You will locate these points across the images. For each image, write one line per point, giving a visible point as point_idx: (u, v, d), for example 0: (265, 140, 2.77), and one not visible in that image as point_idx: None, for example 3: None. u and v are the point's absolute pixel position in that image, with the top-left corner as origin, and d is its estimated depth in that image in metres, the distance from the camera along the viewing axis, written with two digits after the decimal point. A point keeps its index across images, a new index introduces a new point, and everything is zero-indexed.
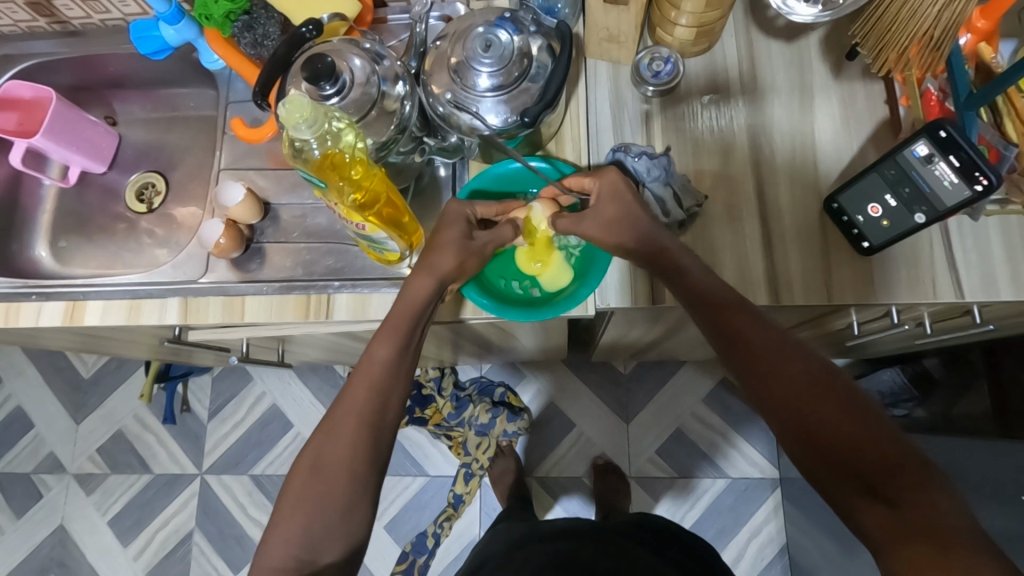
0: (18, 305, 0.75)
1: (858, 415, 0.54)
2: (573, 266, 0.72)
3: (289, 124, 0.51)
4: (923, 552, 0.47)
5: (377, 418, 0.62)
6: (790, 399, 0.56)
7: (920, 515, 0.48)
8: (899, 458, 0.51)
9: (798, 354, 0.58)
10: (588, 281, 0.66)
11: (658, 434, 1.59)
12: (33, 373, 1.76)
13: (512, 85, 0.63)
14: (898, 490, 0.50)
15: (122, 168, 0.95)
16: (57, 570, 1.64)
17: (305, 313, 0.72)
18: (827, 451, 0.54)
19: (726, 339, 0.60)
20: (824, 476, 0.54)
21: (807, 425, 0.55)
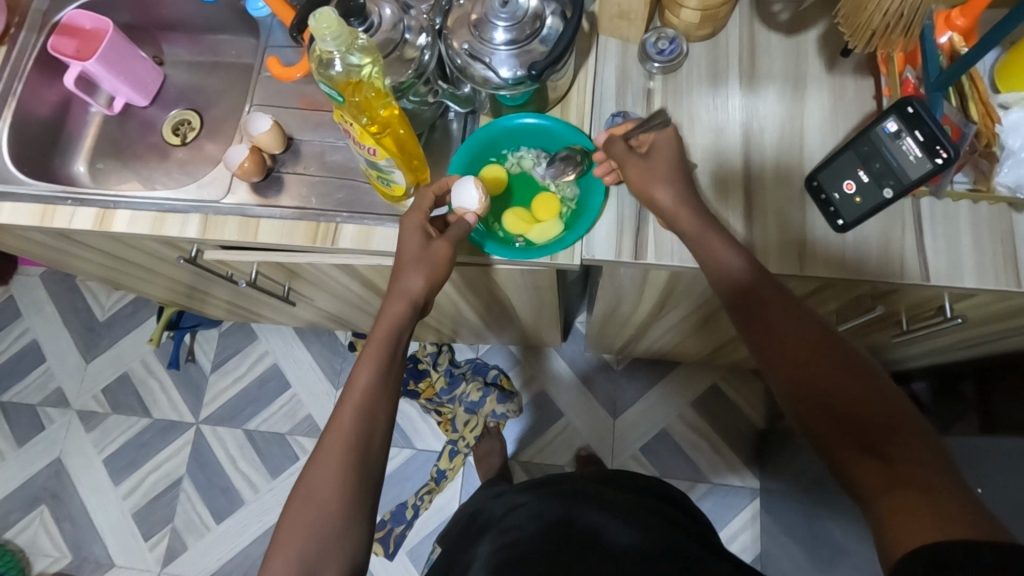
0: (54, 208, 0.81)
1: (859, 379, 0.57)
2: (564, 217, 0.76)
3: (316, 35, 0.57)
4: (912, 499, 0.49)
5: (372, 414, 0.67)
6: (797, 359, 0.59)
7: (907, 467, 0.51)
8: (889, 419, 0.54)
9: (805, 322, 0.61)
10: (576, 228, 0.73)
11: (644, 432, 1.61)
12: (53, 311, 1.85)
13: (523, 42, 0.69)
14: (890, 443, 0.52)
15: (162, 104, 1.02)
16: (48, 501, 1.69)
17: (313, 238, 0.77)
18: (831, 410, 0.56)
19: (747, 302, 0.64)
20: (823, 429, 0.56)
21: (808, 385, 0.58)
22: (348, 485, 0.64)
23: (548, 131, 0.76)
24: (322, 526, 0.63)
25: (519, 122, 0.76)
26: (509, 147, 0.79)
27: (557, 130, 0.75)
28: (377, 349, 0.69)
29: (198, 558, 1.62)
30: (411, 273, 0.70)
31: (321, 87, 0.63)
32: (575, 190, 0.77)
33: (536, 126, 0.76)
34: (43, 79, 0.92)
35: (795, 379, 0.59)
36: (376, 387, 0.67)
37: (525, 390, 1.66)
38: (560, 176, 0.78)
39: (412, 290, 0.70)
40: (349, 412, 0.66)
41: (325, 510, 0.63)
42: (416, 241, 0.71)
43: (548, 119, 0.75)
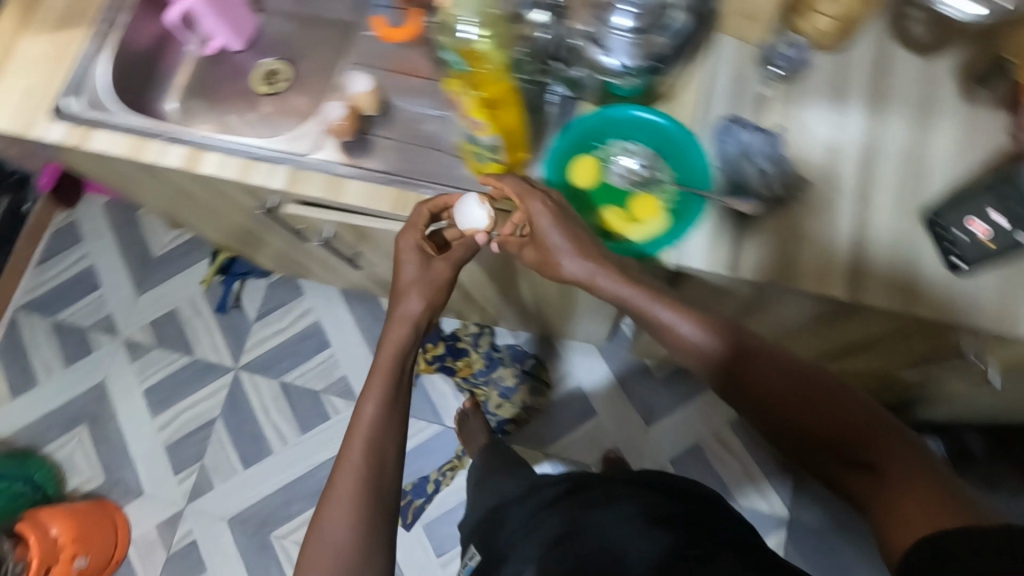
0: (146, 142, 0.82)
1: (824, 397, 0.62)
2: (666, 216, 0.69)
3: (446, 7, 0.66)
4: (905, 502, 0.55)
5: (377, 450, 0.71)
6: (766, 401, 0.64)
7: (902, 478, 0.56)
8: (875, 434, 0.59)
9: (760, 361, 0.65)
10: (672, 231, 0.68)
11: (676, 443, 1.58)
12: (112, 240, 1.89)
13: (647, 31, 0.66)
14: (871, 456, 0.58)
15: (254, 52, 1.01)
16: (88, 422, 1.75)
17: (397, 206, 0.76)
18: (811, 439, 0.62)
19: (708, 356, 0.67)
20: (813, 453, 0.62)
21: (797, 418, 0.63)
22: (374, 498, 0.69)
23: (663, 131, 0.71)
24: (357, 537, 0.68)
25: (632, 115, 0.72)
26: (620, 135, 0.73)
27: (675, 133, 0.71)
28: (385, 366, 0.72)
29: (221, 499, 1.66)
30: (413, 295, 0.73)
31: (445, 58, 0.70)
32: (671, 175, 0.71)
33: (659, 128, 0.71)
34: (145, 12, 0.92)
35: (774, 416, 0.64)
36: (377, 429, 0.71)
37: (560, 383, 1.64)
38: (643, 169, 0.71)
39: (412, 308, 0.73)
40: (354, 443, 0.71)
41: (351, 527, 0.68)
42: (416, 262, 0.74)
43: (668, 119, 0.71)
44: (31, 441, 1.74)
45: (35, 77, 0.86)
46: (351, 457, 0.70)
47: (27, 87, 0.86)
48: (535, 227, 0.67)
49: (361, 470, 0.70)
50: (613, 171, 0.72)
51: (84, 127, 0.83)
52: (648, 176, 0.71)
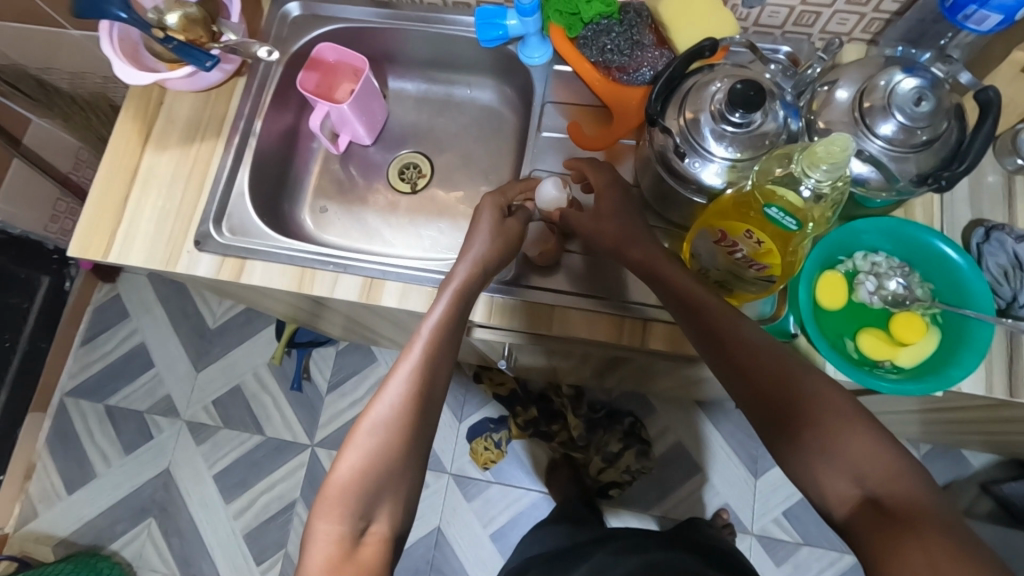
0: (314, 272, 0.73)
1: (831, 399, 0.56)
2: (934, 354, 0.63)
3: (809, 164, 0.50)
4: (900, 538, 0.49)
5: (414, 438, 0.60)
6: (769, 392, 0.57)
7: (898, 502, 0.51)
8: (861, 440, 0.54)
9: (772, 350, 0.58)
10: (952, 372, 0.60)
11: (788, 494, 1.53)
12: (162, 314, 1.77)
13: (921, 143, 0.59)
14: (874, 474, 0.53)
15: (385, 145, 0.93)
16: (155, 513, 1.63)
17: (617, 334, 0.71)
18: (804, 440, 0.56)
19: (711, 337, 0.60)
20: (797, 450, 0.56)
21: (776, 410, 0.57)
22: (421, 432, 0.60)
23: (949, 265, 0.63)
24: (383, 464, 0.58)
25: (920, 237, 0.64)
26: (874, 244, 0.66)
27: (964, 267, 0.63)
28: (459, 292, 0.64)
29: None
30: (481, 238, 0.67)
31: (768, 210, 0.54)
32: (929, 289, 0.65)
33: (946, 257, 0.63)
34: (276, 113, 0.84)
35: (769, 413, 0.58)
36: (395, 415, 0.59)
37: (660, 440, 1.58)
38: (905, 289, 0.65)
39: (474, 254, 0.66)
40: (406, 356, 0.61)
41: (370, 454, 0.58)
42: (490, 219, 0.69)
43: (965, 256, 0.63)
44: (96, 539, 1.62)
45: (169, 200, 0.76)
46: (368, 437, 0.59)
47: (163, 212, 0.76)
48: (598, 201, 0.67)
49: (389, 453, 0.58)
50: (869, 286, 0.65)
51: (235, 258, 0.74)
52: (905, 292, 0.65)
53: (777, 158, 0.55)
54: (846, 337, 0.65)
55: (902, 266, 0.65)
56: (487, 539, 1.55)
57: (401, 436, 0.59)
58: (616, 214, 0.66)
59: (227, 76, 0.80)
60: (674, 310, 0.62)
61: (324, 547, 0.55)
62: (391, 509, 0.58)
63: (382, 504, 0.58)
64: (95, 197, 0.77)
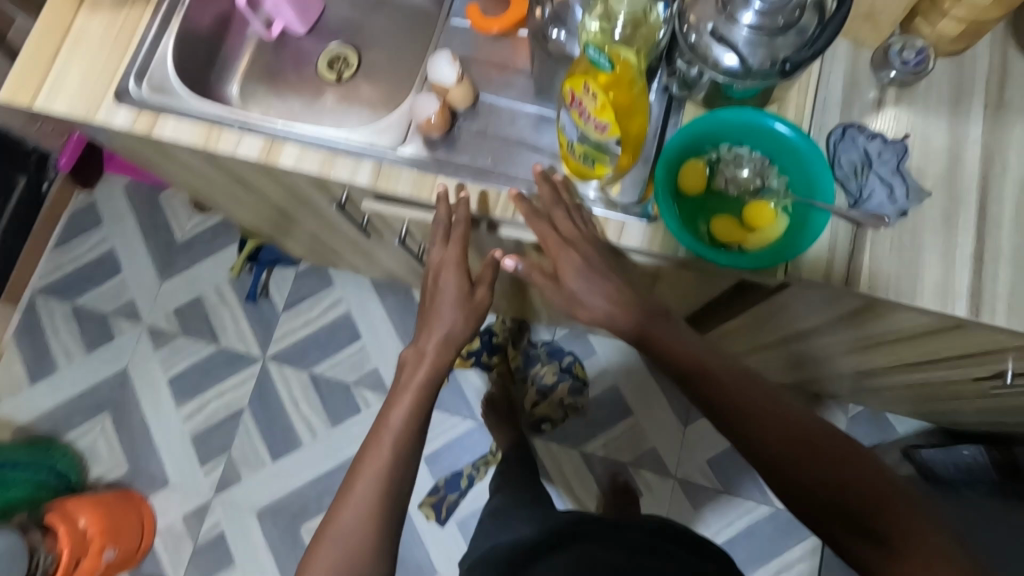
0: (220, 130, 0.78)
1: (823, 452, 0.60)
2: (786, 227, 0.67)
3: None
4: None
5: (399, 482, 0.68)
6: (772, 451, 0.61)
7: (922, 557, 0.55)
8: (877, 490, 0.58)
9: (767, 403, 0.63)
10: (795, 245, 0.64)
11: (714, 444, 1.57)
12: (133, 224, 1.83)
13: (777, 31, 0.62)
14: (890, 529, 0.56)
15: (318, 37, 0.97)
16: (110, 410, 1.70)
17: (492, 206, 0.73)
18: (814, 495, 0.59)
19: (708, 402, 0.64)
20: (813, 508, 0.60)
21: (820, 508, 0.59)
22: (387, 524, 0.67)
23: (792, 147, 0.67)
24: (359, 564, 0.65)
25: (766, 123, 0.67)
26: (732, 136, 0.69)
27: (804, 147, 0.65)
28: (415, 385, 0.71)
29: (250, 491, 1.63)
30: (448, 311, 0.72)
31: (587, 49, 0.58)
32: (783, 181, 0.68)
33: (780, 135, 0.67)
34: None
35: (774, 471, 0.61)
36: (385, 469, 0.68)
37: (597, 382, 1.62)
38: (756, 176, 0.68)
39: (443, 333, 0.72)
40: (382, 434, 0.69)
41: (361, 512, 0.66)
42: (455, 283, 0.72)
43: (796, 131, 0.66)
44: (53, 428, 1.70)
45: (95, 57, 0.81)
46: (365, 503, 0.67)
47: (89, 69, 0.80)
48: (562, 276, 0.68)
49: (379, 506, 0.67)
50: (722, 177, 0.69)
51: (150, 113, 0.78)
52: (759, 182, 0.68)
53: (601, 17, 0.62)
54: (700, 221, 0.69)
55: (754, 159, 0.68)
56: (421, 461, 1.60)
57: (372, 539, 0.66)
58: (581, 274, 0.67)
59: None
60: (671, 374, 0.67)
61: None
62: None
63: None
64: (27, 49, 0.81)
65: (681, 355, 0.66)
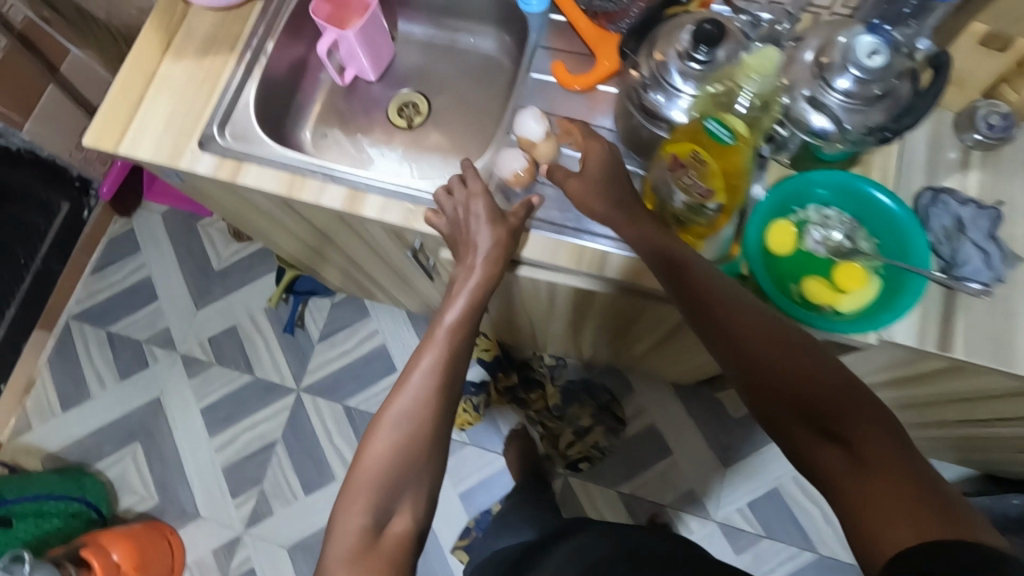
0: (303, 179, 0.78)
1: (797, 353, 0.59)
2: (877, 291, 0.66)
3: (743, 75, 0.61)
4: (885, 493, 0.51)
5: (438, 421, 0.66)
6: (746, 346, 0.60)
7: (879, 459, 0.52)
8: (849, 397, 0.56)
9: (753, 309, 0.61)
10: (893, 308, 0.64)
11: (754, 486, 1.54)
12: (169, 251, 1.84)
13: (874, 98, 0.63)
14: (854, 434, 0.54)
15: (388, 84, 0.98)
16: (141, 439, 1.69)
17: (578, 262, 0.75)
18: (782, 394, 0.58)
19: (691, 300, 0.63)
20: (776, 406, 0.58)
21: (786, 410, 0.58)
22: (440, 420, 0.66)
23: (889, 216, 0.68)
24: (409, 453, 0.64)
25: (865, 190, 0.68)
26: (822, 198, 0.70)
27: (903, 218, 0.67)
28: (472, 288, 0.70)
29: (281, 525, 1.61)
30: (486, 229, 0.71)
31: (708, 120, 0.62)
32: (874, 243, 0.68)
33: (879, 204, 0.68)
34: (288, 39, 0.89)
35: (743, 367, 0.60)
36: (418, 386, 0.66)
37: (634, 420, 1.60)
38: (848, 238, 0.68)
39: (483, 248, 0.71)
40: (428, 351, 0.68)
41: (397, 438, 0.64)
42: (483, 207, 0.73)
43: (897, 201, 0.67)
44: (83, 456, 1.69)
45: (181, 103, 0.82)
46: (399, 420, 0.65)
47: (173, 115, 0.82)
48: (586, 166, 0.70)
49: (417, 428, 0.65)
50: (813, 236, 0.68)
51: (233, 160, 0.80)
52: (850, 244, 0.68)
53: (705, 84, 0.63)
54: (790, 280, 0.69)
55: (843, 218, 0.68)
56: (455, 499, 1.58)
57: (426, 432, 0.65)
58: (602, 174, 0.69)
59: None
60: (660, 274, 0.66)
61: (347, 537, 0.61)
62: (411, 500, 0.64)
63: (403, 499, 0.64)
64: (113, 94, 0.83)
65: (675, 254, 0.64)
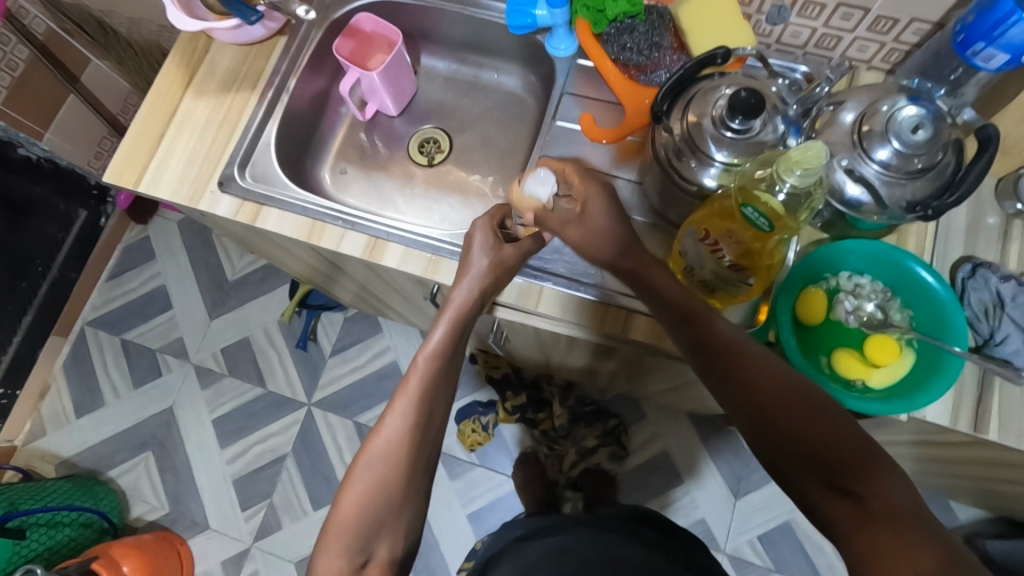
0: (323, 225, 0.78)
1: (801, 400, 0.55)
2: (910, 367, 0.64)
3: (784, 167, 0.52)
4: (893, 544, 0.48)
5: (407, 482, 0.63)
6: (751, 391, 0.57)
7: (884, 508, 0.50)
8: (859, 448, 0.53)
9: (759, 353, 0.58)
10: (929, 390, 0.62)
11: (765, 519, 1.52)
12: (185, 260, 1.84)
13: (915, 173, 0.60)
14: (861, 484, 0.51)
15: (410, 119, 0.97)
16: (154, 448, 1.70)
17: (600, 321, 0.74)
18: (788, 443, 0.55)
19: (702, 349, 0.60)
20: (779, 455, 0.55)
21: (790, 456, 0.55)
22: (419, 454, 0.64)
23: (933, 297, 0.65)
24: (388, 495, 0.62)
25: (908, 262, 0.65)
26: (857, 267, 0.68)
27: (947, 300, 0.64)
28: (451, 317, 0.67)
29: (290, 540, 1.61)
30: (477, 256, 0.69)
31: (744, 209, 0.57)
32: (908, 315, 0.66)
33: (924, 283, 0.65)
34: (310, 75, 0.88)
35: (749, 412, 0.57)
36: (398, 444, 0.63)
37: (644, 447, 1.59)
38: (883, 311, 0.66)
39: (476, 268, 0.69)
40: (399, 399, 0.64)
41: (371, 488, 0.62)
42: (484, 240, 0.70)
43: (942, 282, 0.64)
44: (96, 463, 1.70)
45: (202, 142, 0.81)
46: (369, 478, 0.62)
47: (193, 153, 0.81)
48: (584, 208, 0.63)
49: (389, 484, 0.62)
50: (844, 305, 0.66)
51: (253, 202, 0.79)
52: (882, 315, 0.66)
53: (738, 157, 0.62)
54: (822, 352, 0.67)
55: (879, 287, 0.66)
56: (463, 520, 1.56)
57: (403, 474, 0.63)
58: (600, 215, 0.62)
59: (270, 33, 0.85)
60: (665, 319, 0.62)
61: None
62: (391, 542, 0.63)
63: (381, 540, 0.62)
64: (134, 131, 0.82)
65: (684, 302, 0.60)
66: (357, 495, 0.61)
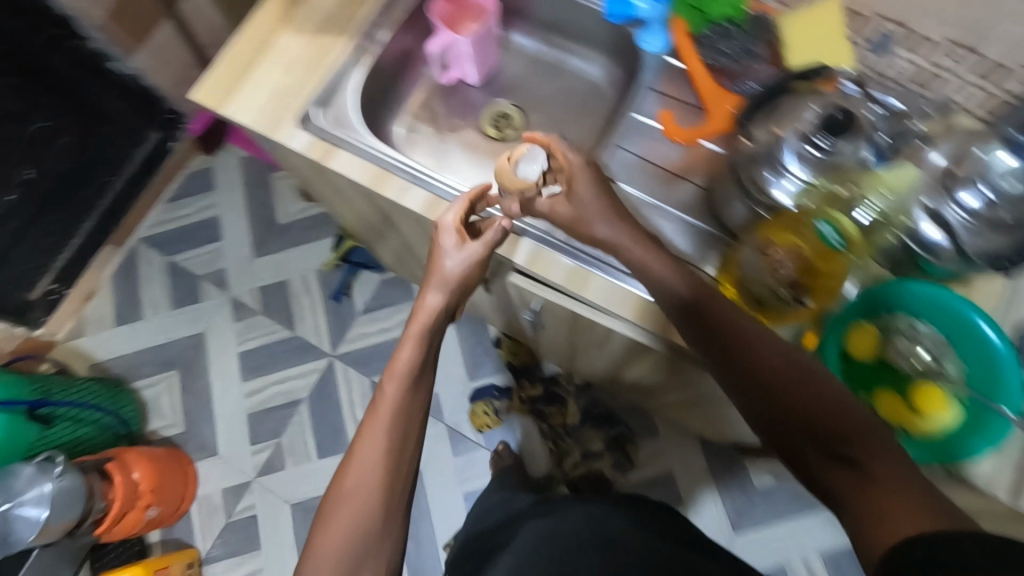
0: (388, 176, 0.79)
1: (798, 374, 0.57)
2: (956, 421, 0.61)
3: (872, 188, 0.63)
4: (900, 504, 0.49)
5: (385, 511, 0.64)
6: (751, 367, 0.58)
7: (878, 471, 0.51)
8: (856, 416, 0.54)
9: (758, 332, 0.59)
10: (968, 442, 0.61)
11: (760, 559, 1.48)
12: (241, 196, 1.90)
13: (998, 223, 0.59)
14: (859, 449, 0.52)
15: (487, 92, 0.99)
16: (180, 369, 1.77)
17: (641, 317, 0.74)
18: (789, 415, 0.56)
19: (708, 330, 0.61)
20: (783, 427, 0.57)
21: (794, 429, 0.56)
22: (397, 471, 0.65)
23: (992, 354, 0.61)
24: (368, 524, 0.63)
25: (968, 314, 0.61)
26: (915, 311, 0.64)
27: (1006, 360, 0.60)
28: (417, 334, 0.70)
29: (289, 482, 1.65)
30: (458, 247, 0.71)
31: (824, 225, 0.62)
32: (963, 369, 0.62)
33: (983, 339, 0.61)
34: (401, 32, 0.90)
35: (754, 393, 0.58)
36: (376, 476, 0.63)
37: (648, 463, 1.56)
38: (937, 360, 0.62)
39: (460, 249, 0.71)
40: (369, 432, 0.65)
41: (352, 521, 0.62)
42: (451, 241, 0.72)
43: (1004, 340, 0.60)
44: (125, 372, 1.78)
45: (288, 77, 0.84)
46: (350, 514, 0.63)
47: (279, 86, 0.83)
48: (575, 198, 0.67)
49: (370, 516, 0.63)
50: (897, 348, 0.63)
51: (327, 143, 0.81)
52: (936, 366, 0.62)
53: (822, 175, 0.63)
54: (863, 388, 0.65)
55: (937, 336, 0.62)
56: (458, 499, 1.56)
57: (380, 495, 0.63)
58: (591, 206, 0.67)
59: None
60: (676, 316, 0.63)
61: None
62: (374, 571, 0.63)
63: (365, 568, 0.63)
64: (227, 55, 0.84)
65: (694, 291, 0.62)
66: (340, 534, 0.62)
